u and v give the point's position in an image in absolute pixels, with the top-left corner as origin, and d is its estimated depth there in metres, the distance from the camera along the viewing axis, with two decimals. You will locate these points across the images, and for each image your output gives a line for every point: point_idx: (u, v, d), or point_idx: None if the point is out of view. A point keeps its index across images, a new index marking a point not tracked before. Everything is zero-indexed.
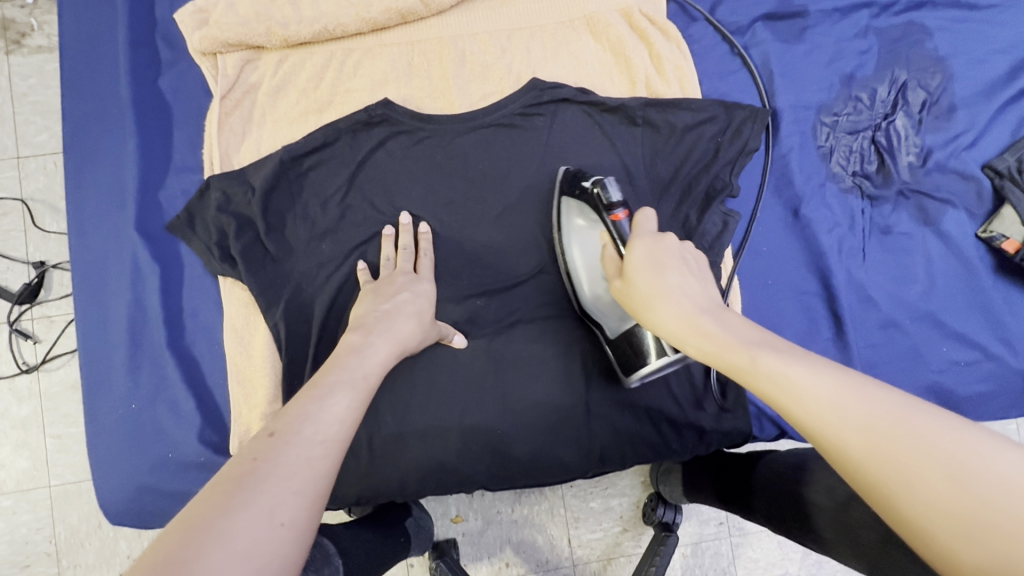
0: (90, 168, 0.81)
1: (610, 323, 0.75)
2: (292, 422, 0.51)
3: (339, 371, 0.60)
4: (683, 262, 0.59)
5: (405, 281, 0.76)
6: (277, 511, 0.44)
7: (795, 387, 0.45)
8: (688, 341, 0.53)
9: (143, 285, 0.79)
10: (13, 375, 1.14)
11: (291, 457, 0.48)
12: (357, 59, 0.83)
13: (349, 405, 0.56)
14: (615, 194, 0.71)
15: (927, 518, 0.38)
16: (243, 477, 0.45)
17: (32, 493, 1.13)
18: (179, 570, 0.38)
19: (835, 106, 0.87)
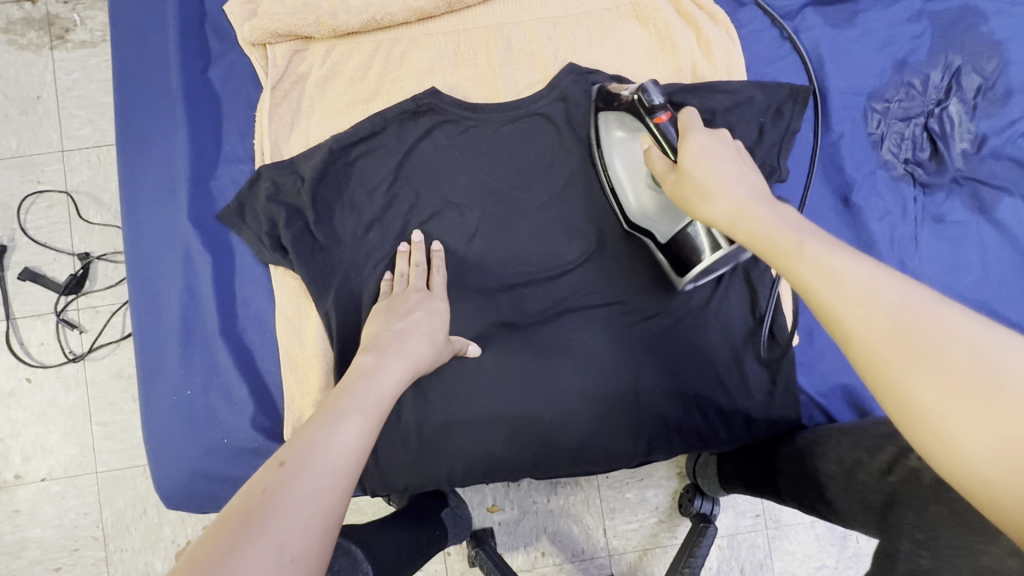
0: (142, 158, 0.82)
1: (661, 229, 0.75)
2: (301, 451, 0.49)
3: (354, 389, 0.59)
4: (737, 155, 0.60)
5: (418, 298, 0.74)
6: (281, 564, 0.42)
7: (832, 275, 0.45)
8: (735, 225, 0.54)
9: (197, 274, 0.81)
10: (61, 364, 1.17)
11: (294, 501, 0.45)
12: (403, 48, 0.83)
13: (360, 431, 0.53)
14: (658, 98, 0.71)
15: (928, 398, 0.39)
16: (243, 526, 0.43)
17: (79, 479, 1.16)
18: None
19: (886, 92, 0.86)
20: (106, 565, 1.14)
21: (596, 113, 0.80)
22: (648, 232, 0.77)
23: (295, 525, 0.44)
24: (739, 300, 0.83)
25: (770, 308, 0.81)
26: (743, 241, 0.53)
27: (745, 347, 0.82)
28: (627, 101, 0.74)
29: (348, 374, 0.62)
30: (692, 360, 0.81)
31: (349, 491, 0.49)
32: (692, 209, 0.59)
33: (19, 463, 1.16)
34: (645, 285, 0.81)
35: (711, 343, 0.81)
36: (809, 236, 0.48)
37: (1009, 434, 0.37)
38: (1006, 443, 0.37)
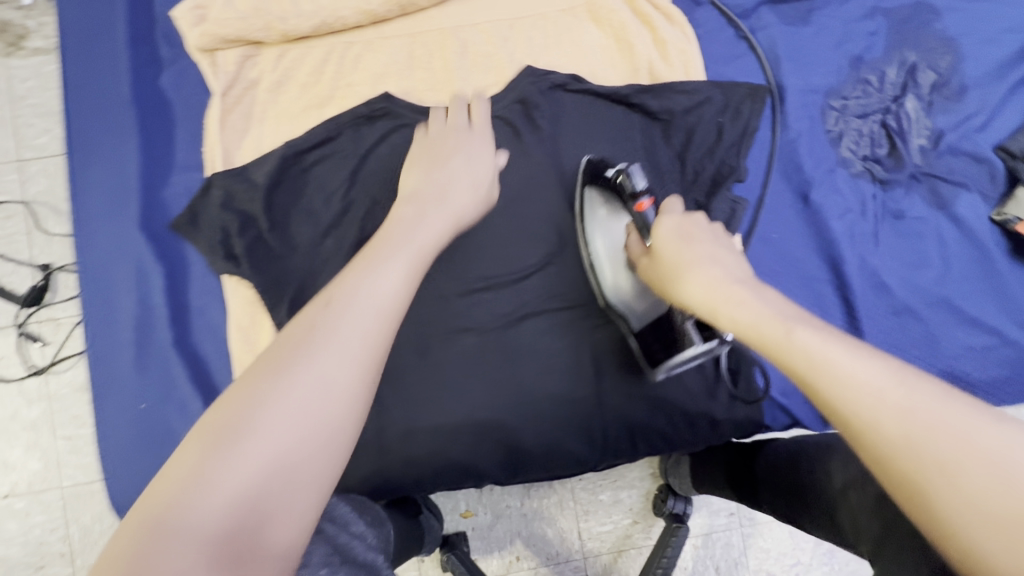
0: (91, 168, 0.81)
1: (636, 314, 0.74)
2: (345, 297, 0.48)
3: (400, 228, 0.60)
4: (714, 238, 0.59)
5: (459, 136, 0.74)
6: (314, 408, 0.43)
7: (838, 374, 0.41)
8: (719, 313, 0.51)
9: (149, 285, 0.79)
10: (22, 377, 1.15)
11: (326, 352, 0.45)
12: (357, 52, 0.82)
13: (398, 283, 0.51)
14: (641, 182, 0.69)
15: (959, 514, 0.35)
16: (271, 374, 0.44)
17: (44, 495, 1.14)
18: (230, 444, 0.41)
19: (843, 90, 0.86)
20: None
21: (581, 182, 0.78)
22: (623, 316, 0.75)
23: (319, 379, 0.44)
24: (715, 358, 0.82)
25: None
26: (728, 328, 0.50)
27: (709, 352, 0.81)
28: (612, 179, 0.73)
29: (411, 207, 0.64)
30: None
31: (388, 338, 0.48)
32: (670, 292, 0.57)
33: None
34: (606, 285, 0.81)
35: None
36: (799, 323, 0.45)
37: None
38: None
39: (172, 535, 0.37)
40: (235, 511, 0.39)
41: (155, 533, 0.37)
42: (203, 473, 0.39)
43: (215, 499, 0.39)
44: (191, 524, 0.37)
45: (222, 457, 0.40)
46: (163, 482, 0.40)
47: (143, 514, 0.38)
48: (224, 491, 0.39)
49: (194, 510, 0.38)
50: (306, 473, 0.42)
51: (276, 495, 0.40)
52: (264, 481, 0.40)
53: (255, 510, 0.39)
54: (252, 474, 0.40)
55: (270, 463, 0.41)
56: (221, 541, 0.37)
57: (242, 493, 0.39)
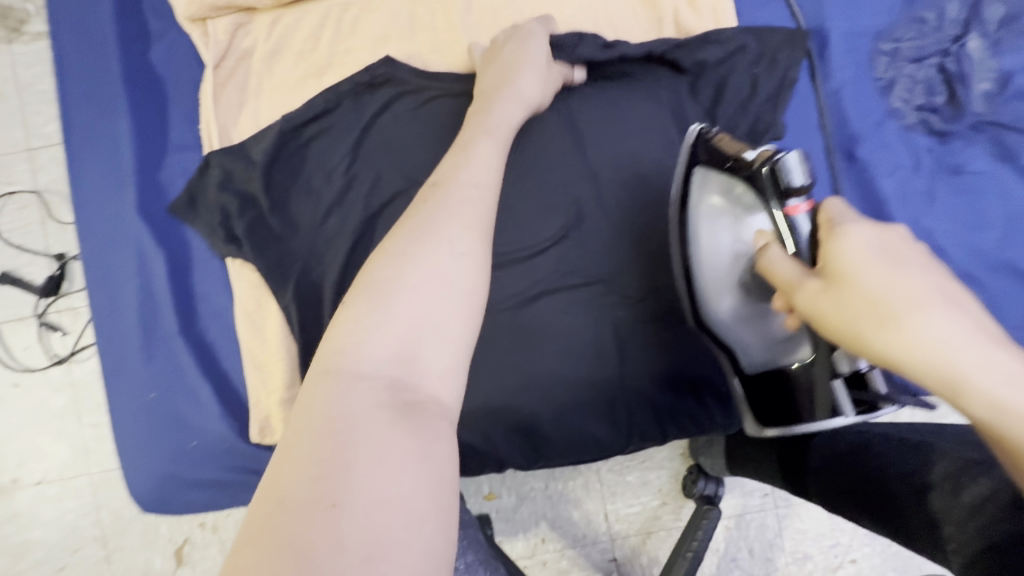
0: (87, 152, 0.78)
1: (752, 352, 0.67)
2: (441, 176, 0.54)
3: (476, 121, 0.62)
4: (926, 263, 0.45)
5: (509, 43, 0.71)
6: (443, 268, 0.47)
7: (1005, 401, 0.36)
8: (967, 383, 0.38)
9: (151, 271, 0.76)
10: (46, 367, 1.16)
11: (446, 217, 0.50)
12: (355, 15, 0.77)
13: (493, 152, 0.58)
14: (801, 179, 0.58)
15: None
16: (397, 240, 0.49)
17: (74, 481, 1.16)
18: (388, 291, 0.46)
19: (895, 31, 0.76)
20: (108, 564, 1.15)
21: (691, 164, 0.69)
22: (732, 349, 0.69)
23: (441, 243, 0.48)
24: None
25: None
26: (964, 403, 0.38)
27: None
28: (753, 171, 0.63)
29: (483, 100, 0.66)
30: (683, 338, 0.75)
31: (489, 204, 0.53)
32: (866, 337, 0.43)
33: (15, 467, 1.16)
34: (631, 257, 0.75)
35: None
36: (962, 332, 0.40)
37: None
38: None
39: (346, 379, 0.42)
40: (395, 359, 0.44)
41: (330, 375, 0.42)
42: (355, 327, 0.44)
43: (371, 351, 0.43)
44: (359, 368, 0.43)
45: (373, 312, 0.45)
46: (326, 343, 0.45)
47: (319, 364, 0.44)
48: (383, 341, 0.44)
49: (362, 356, 0.43)
50: (451, 325, 0.46)
51: (422, 347, 0.45)
52: (411, 337, 0.44)
53: (410, 359, 0.44)
54: (399, 330, 0.44)
55: (411, 321, 0.45)
56: (389, 384, 0.43)
57: (397, 345, 0.44)
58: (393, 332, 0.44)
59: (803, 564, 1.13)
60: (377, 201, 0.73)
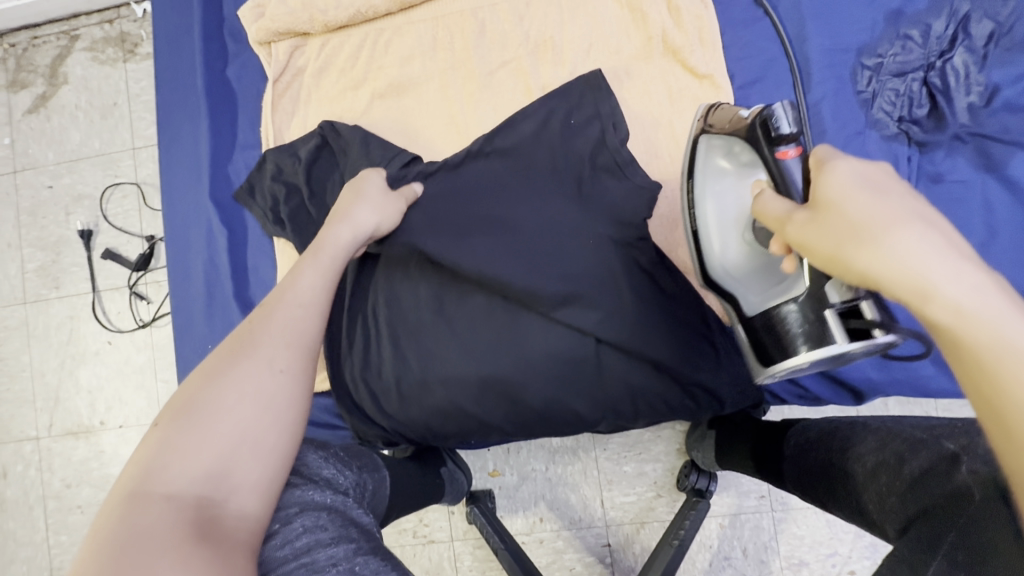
0: (175, 148, 0.96)
1: (750, 298, 0.73)
2: (263, 309, 0.61)
3: (314, 257, 0.70)
4: (910, 191, 0.46)
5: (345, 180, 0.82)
6: (260, 381, 0.54)
7: (970, 317, 0.38)
8: (934, 294, 0.40)
9: (216, 245, 0.93)
10: (133, 329, 1.38)
11: (261, 344, 0.56)
12: (387, 38, 0.91)
13: (326, 281, 0.67)
14: (789, 127, 0.65)
15: None
16: (211, 365, 0.54)
17: (147, 427, 1.37)
18: (197, 410, 0.50)
19: (879, 47, 0.80)
20: None
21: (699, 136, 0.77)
22: (736, 297, 0.75)
23: (259, 363, 0.54)
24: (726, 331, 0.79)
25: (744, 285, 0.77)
26: (927, 315, 0.41)
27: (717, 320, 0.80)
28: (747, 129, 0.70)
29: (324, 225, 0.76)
30: (659, 326, 0.80)
31: (310, 333, 0.60)
32: (845, 256, 0.45)
33: (103, 412, 1.38)
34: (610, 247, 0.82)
35: (678, 314, 0.81)
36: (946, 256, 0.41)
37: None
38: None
39: (151, 499, 0.45)
40: (205, 474, 0.48)
41: (134, 498, 0.45)
42: (161, 449, 0.48)
43: (177, 472, 0.47)
44: (163, 490, 0.46)
45: (181, 433, 0.49)
46: (126, 472, 0.48)
47: (119, 493, 0.46)
48: (193, 461, 0.48)
49: (168, 476, 0.47)
50: (264, 437, 0.51)
51: (236, 460, 0.50)
52: (224, 451, 0.49)
53: (219, 476, 0.48)
54: (212, 447, 0.49)
55: (222, 439, 0.50)
56: (195, 501, 0.46)
57: (208, 462, 0.48)
58: (204, 450, 0.49)
59: (798, 569, 1.14)
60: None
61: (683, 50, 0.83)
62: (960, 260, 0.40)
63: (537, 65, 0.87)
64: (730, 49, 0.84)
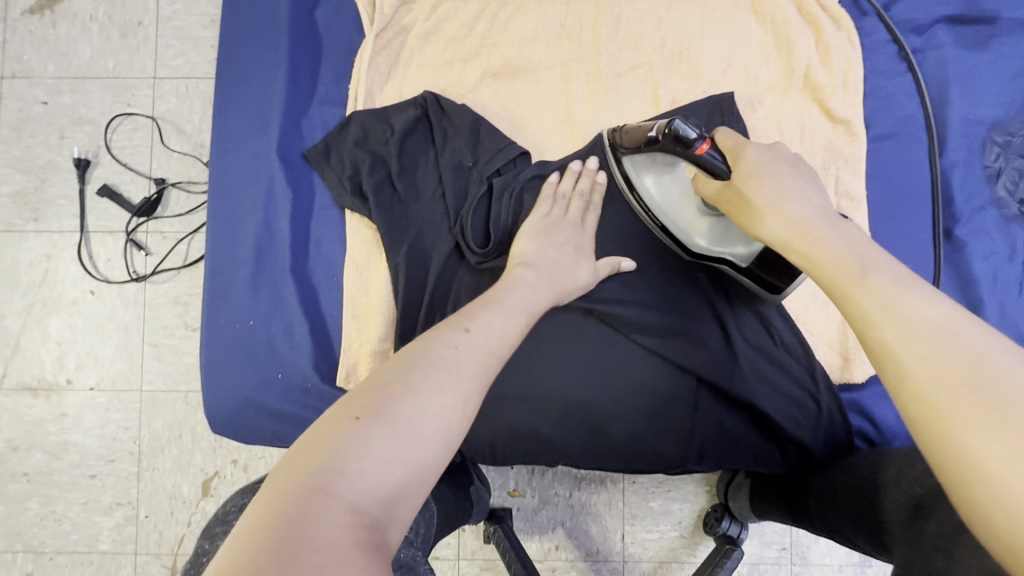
0: (239, 90, 0.84)
1: (738, 250, 0.69)
2: (482, 329, 0.55)
3: (519, 292, 0.63)
4: (793, 170, 0.59)
5: (569, 231, 0.73)
6: (445, 408, 0.46)
7: (821, 258, 0.50)
8: (793, 246, 0.54)
9: (275, 208, 0.81)
10: (124, 282, 1.21)
11: (460, 375, 0.49)
12: (510, 13, 0.82)
13: (517, 328, 0.58)
14: (692, 130, 0.65)
15: (898, 348, 0.42)
16: (408, 372, 0.47)
17: (124, 395, 1.20)
18: (383, 412, 0.43)
19: (1010, 125, 0.80)
20: (137, 481, 1.18)
21: (618, 156, 0.76)
22: (721, 260, 0.72)
23: (460, 397, 0.48)
24: (822, 393, 0.74)
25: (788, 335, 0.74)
26: (799, 263, 0.53)
27: (824, 376, 0.74)
28: (656, 141, 0.69)
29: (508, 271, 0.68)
30: (762, 371, 0.75)
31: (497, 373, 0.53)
32: (750, 224, 0.58)
33: (72, 369, 1.20)
34: (720, 281, 0.76)
35: (785, 363, 0.75)
36: (826, 228, 0.52)
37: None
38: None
39: (336, 503, 0.39)
40: (385, 496, 0.41)
41: (317, 494, 0.38)
42: (354, 447, 0.41)
43: (364, 480, 0.40)
44: (349, 498, 0.39)
45: (378, 436, 0.42)
46: (306, 454, 0.41)
47: (299, 480, 0.39)
48: (370, 473, 0.41)
49: (346, 477, 0.40)
50: (432, 478, 0.45)
51: (405, 492, 0.43)
52: (407, 477, 0.43)
53: (392, 499, 0.41)
54: (400, 466, 0.42)
55: (410, 463, 0.43)
56: (369, 525, 0.39)
57: (392, 484, 0.41)
58: (392, 471, 0.42)
59: None
60: (490, 182, 0.77)
61: (825, 89, 0.79)
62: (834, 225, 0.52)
63: (669, 75, 0.81)
64: (868, 98, 0.81)
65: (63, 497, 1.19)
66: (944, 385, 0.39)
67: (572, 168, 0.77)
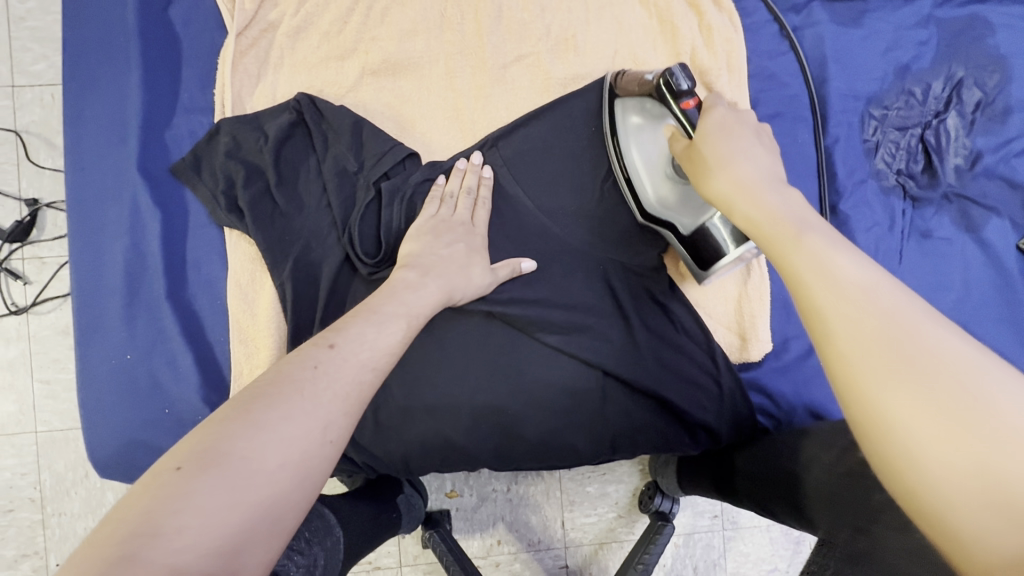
0: (90, 100, 0.76)
1: (682, 221, 0.70)
2: (350, 343, 0.53)
3: (399, 298, 0.61)
4: (755, 136, 0.57)
5: (459, 231, 0.71)
6: (297, 435, 0.44)
7: (758, 221, 0.50)
8: (736, 207, 0.52)
9: (144, 230, 0.75)
10: (2, 316, 1.10)
11: (318, 400, 0.47)
12: (386, 5, 0.78)
13: (400, 339, 0.57)
14: (685, 82, 0.65)
15: (823, 301, 0.41)
16: (251, 405, 0.45)
17: (17, 438, 1.10)
18: (219, 452, 0.41)
19: (886, 99, 0.82)
20: (43, 528, 1.09)
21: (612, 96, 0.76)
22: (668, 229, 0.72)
23: (315, 422, 0.46)
24: (722, 374, 0.76)
25: (688, 319, 0.76)
26: (742, 224, 0.52)
27: (722, 356, 0.76)
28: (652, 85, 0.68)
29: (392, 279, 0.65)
30: (664, 358, 0.76)
31: (371, 389, 0.52)
32: (704, 183, 0.57)
33: None
34: (618, 271, 0.76)
35: (686, 347, 0.76)
36: (772, 194, 0.51)
37: (930, 395, 0.35)
38: (928, 404, 0.35)
39: (149, 569, 0.35)
40: (218, 548, 0.38)
41: (123, 565, 0.35)
42: (174, 501, 0.38)
43: (186, 537, 0.37)
44: (167, 560, 0.36)
45: (206, 483, 0.40)
46: (118, 521, 0.38)
47: (109, 546, 0.36)
48: (198, 524, 0.38)
49: (166, 535, 0.37)
50: (286, 516, 0.43)
51: (250, 539, 0.40)
52: (247, 521, 0.40)
53: (231, 548, 0.39)
54: (235, 512, 0.40)
55: (250, 505, 0.40)
56: None
57: (227, 533, 0.39)
58: (227, 515, 0.39)
59: None
60: (378, 187, 0.73)
61: (711, 72, 0.79)
62: (781, 189, 0.51)
63: (558, 63, 0.79)
64: (753, 79, 0.83)
65: None
66: (857, 336, 0.39)
67: (457, 167, 0.74)
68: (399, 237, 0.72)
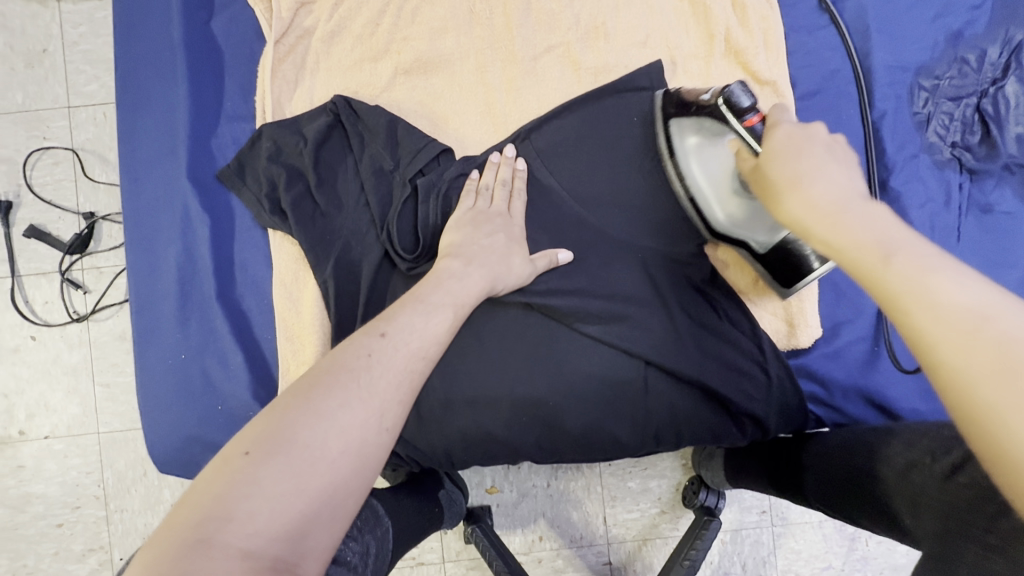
0: (141, 113, 0.79)
1: (758, 237, 0.70)
2: (400, 332, 0.54)
3: (444, 288, 0.62)
4: (833, 153, 0.50)
5: (496, 223, 0.71)
6: (357, 424, 0.45)
7: (838, 244, 0.45)
8: (813, 230, 0.46)
9: (194, 235, 0.78)
10: (65, 323, 1.16)
11: (372, 389, 0.48)
12: (415, 5, 0.80)
13: (446, 328, 0.58)
14: (745, 98, 0.65)
15: (933, 331, 0.38)
16: (310, 393, 0.46)
17: (82, 439, 1.16)
18: (284, 439, 0.42)
19: (936, 68, 0.78)
20: (107, 524, 1.15)
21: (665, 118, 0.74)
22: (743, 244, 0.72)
23: (371, 410, 0.46)
24: (768, 362, 0.74)
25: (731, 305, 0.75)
26: (818, 250, 0.47)
27: (769, 344, 0.74)
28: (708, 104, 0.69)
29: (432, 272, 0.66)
30: (708, 346, 0.74)
31: (422, 377, 0.53)
32: (776, 203, 0.50)
33: (24, 420, 1.16)
34: (657, 259, 0.75)
35: (731, 335, 0.74)
36: (853, 211, 0.45)
37: None
38: None
39: (223, 552, 0.37)
40: (285, 532, 0.40)
41: (201, 548, 0.37)
42: (243, 487, 0.40)
43: (256, 522, 0.39)
44: (239, 545, 0.38)
45: (272, 469, 0.41)
46: (193, 504, 0.39)
47: (186, 530, 0.38)
48: (267, 509, 0.40)
49: (238, 521, 0.38)
50: (348, 502, 0.44)
51: (314, 525, 0.41)
52: (311, 507, 0.41)
53: (297, 534, 0.40)
54: (300, 498, 0.41)
55: (313, 491, 0.42)
56: (269, 565, 0.38)
57: (293, 518, 0.40)
58: (292, 502, 0.41)
59: None
60: (414, 184, 0.74)
61: (747, 51, 0.77)
62: (866, 206, 0.45)
63: (588, 52, 0.79)
64: (792, 56, 0.80)
65: (33, 549, 1.15)
66: (977, 368, 0.36)
67: (492, 160, 0.74)
68: (436, 232, 0.73)
